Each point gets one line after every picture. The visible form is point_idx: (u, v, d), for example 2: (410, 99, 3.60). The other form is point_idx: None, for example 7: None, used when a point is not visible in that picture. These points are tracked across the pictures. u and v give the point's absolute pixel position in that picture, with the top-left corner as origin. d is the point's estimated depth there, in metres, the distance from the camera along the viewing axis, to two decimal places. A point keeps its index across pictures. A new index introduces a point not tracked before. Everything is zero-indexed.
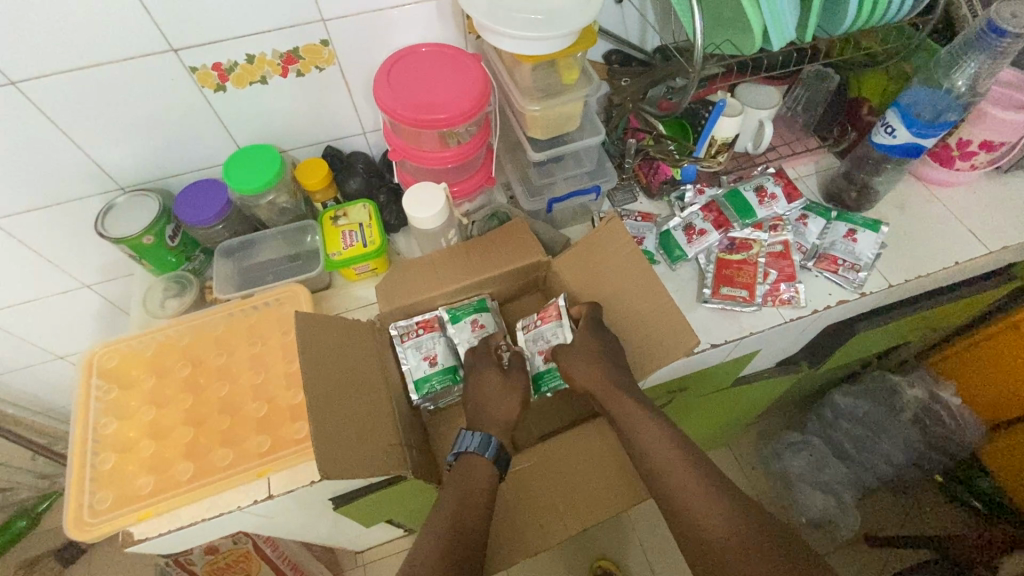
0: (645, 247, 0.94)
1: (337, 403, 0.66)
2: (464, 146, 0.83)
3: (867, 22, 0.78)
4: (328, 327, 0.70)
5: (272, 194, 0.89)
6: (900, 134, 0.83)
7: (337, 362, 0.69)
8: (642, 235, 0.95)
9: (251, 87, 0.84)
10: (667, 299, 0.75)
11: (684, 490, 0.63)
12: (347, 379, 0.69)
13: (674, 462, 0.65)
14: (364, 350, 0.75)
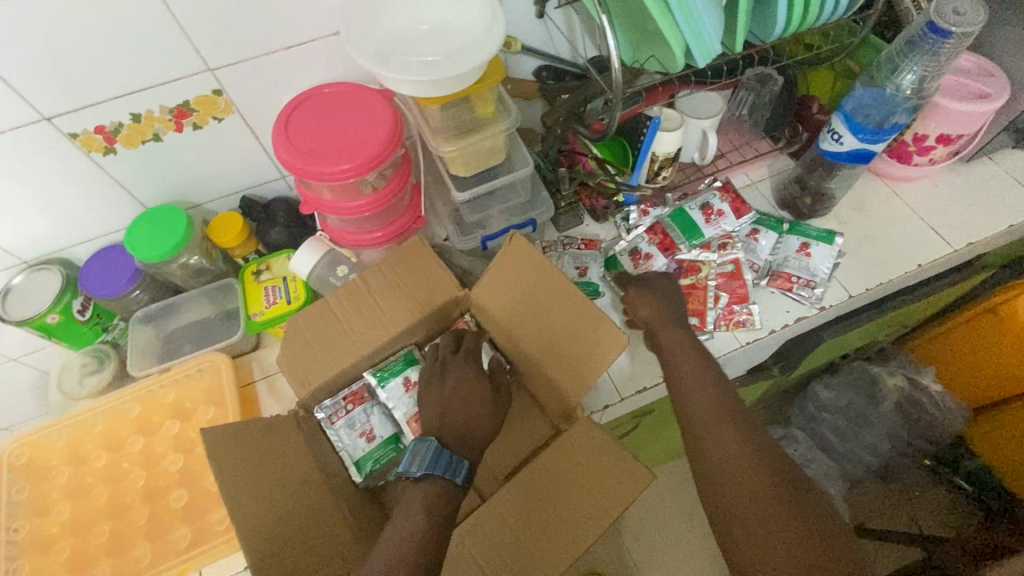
0: (591, 278, 0.88)
1: (266, 518, 0.61)
2: (380, 192, 0.78)
3: (801, 25, 0.72)
4: (249, 436, 0.63)
5: (185, 256, 0.83)
6: (846, 141, 0.77)
7: (267, 470, 0.63)
8: (586, 264, 0.89)
9: (144, 147, 0.77)
10: (603, 339, 0.70)
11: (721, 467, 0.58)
12: (276, 486, 0.62)
13: (723, 435, 0.59)
14: (292, 445, 0.66)
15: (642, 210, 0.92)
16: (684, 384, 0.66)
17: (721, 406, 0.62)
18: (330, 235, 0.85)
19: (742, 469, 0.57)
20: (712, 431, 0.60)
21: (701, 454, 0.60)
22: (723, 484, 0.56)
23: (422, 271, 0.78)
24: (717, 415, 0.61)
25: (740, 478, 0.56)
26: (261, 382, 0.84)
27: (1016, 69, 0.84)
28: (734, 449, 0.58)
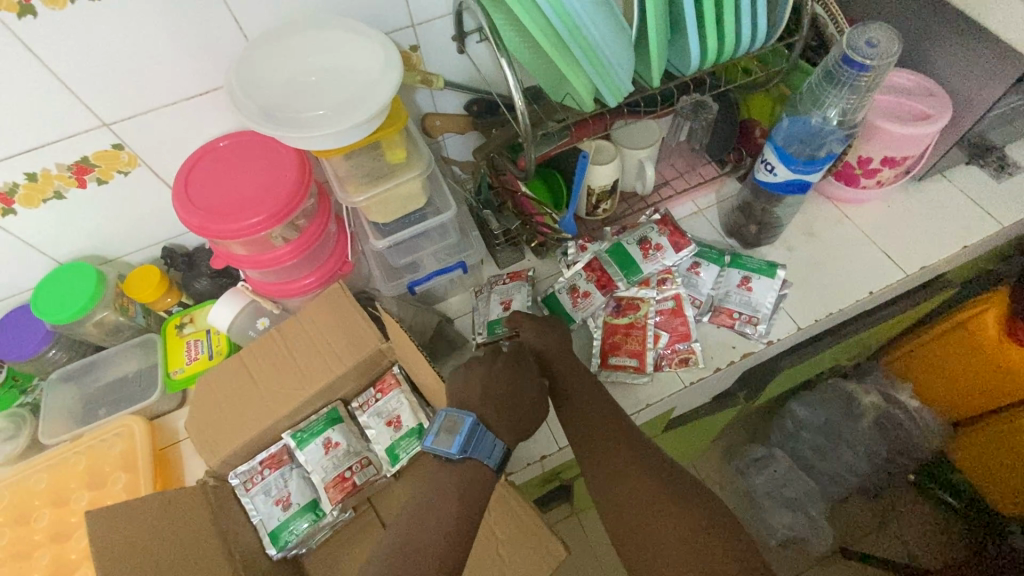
0: (515, 307, 0.82)
1: None
2: (294, 242, 0.74)
3: (721, 56, 0.69)
4: (142, 515, 0.59)
5: (100, 313, 0.80)
6: (779, 171, 0.74)
7: (162, 551, 0.58)
8: (511, 297, 0.83)
9: (46, 205, 0.74)
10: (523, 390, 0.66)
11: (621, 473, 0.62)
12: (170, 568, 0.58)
13: (614, 454, 0.64)
14: (194, 523, 0.62)
15: (580, 246, 0.87)
16: (578, 412, 0.69)
17: (608, 428, 0.66)
18: (252, 287, 0.81)
19: (633, 484, 0.61)
20: (603, 454, 0.65)
21: (603, 479, 0.64)
22: (626, 506, 0.60)
23: (342, 324, 0.73)
24: (607, 439, 0.65)
25: (632, 492, 0.61)
26: (185, 442, 0.80)
27: (958, 88, 0.81)
28: (625, 464, 0.63)
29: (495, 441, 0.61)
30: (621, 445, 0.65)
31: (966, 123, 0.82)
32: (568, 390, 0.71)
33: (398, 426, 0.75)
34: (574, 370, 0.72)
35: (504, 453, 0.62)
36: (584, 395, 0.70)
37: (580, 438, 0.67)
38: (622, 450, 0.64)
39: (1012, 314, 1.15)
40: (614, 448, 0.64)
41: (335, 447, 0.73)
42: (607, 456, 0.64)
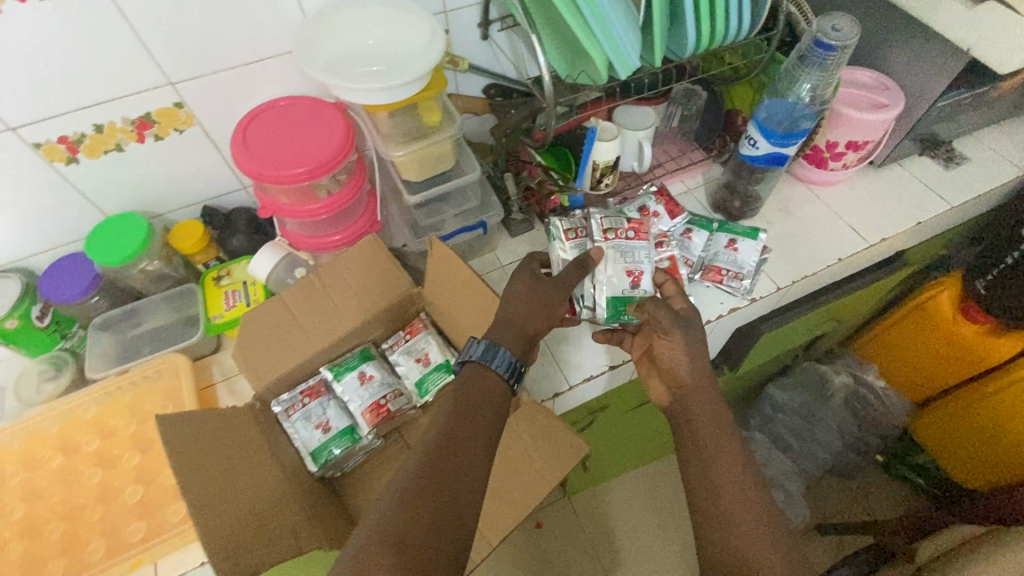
0: (643, 284, 0.82)
1: (213, 501, 0.60)
2: (336, 196, 0.83)
3: (712, 43, 0.81)
4: (201, 422, 0.64)
5: (145, 261, 0.86)
6: (761, 145, 0.85)
7: (214, 455, 0.63)
8: (640, 268, 0.82)
9: (107, 156, 0.81)
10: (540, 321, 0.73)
11: (729, 492, 0.59)
12: (227, 473, 0.63)
13: (739, 508, 0.58)
14: (243, 437, 0.69)
15: (568, 232, 0.84)
16: (703, 451, 0.63)
17: (741, 483, 0.60)
18: (288, 241, 0.89)
19: (754, 531, 0.57)
20: (727, 492, 0.59)
21: (710, 492, 0.60)
22: (731, 532, 0.57)
23: (372, 273, 0.81)
24: (729, 467, 0.61)
25: (753, 557, 0.55)
26: (222, 383, 0.85)
27: (910, 83, 0.95)
28: (749, 524, 0.57)
29: (491, 346, 0.62)
30: (750, 500, 0.59)
31: (917, 113, 0.96)
32: (693, 418, 0.66)
33: (426, 362, 0.83)
34: (704, 399, 0.66)
35: (506, 357, 0.61)
36: (712, 431, 0.64)
37: (698, 476, 0.61)
38: (750, 509, 0.58)
39: (964, 295, 1.27)
40: (744, 505, 0.58)
41: (370, 379, 0.80)
42: (729, 509, 0.58)
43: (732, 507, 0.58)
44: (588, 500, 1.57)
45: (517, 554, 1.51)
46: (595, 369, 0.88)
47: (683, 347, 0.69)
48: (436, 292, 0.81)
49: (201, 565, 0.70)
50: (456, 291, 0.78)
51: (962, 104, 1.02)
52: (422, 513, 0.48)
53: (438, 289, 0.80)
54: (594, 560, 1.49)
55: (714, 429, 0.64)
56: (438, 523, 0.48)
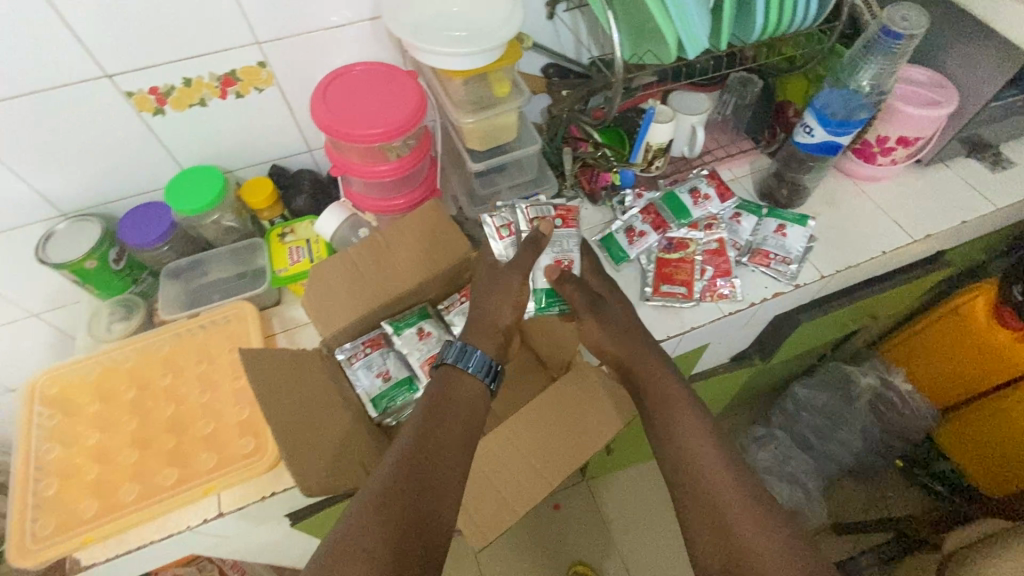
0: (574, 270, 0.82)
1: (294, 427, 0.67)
2: (403, 159, 0.86)
3: (777, 29, 0.84)
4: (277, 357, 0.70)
5: (218, 213, 0.91)
6: (817, 133, 0.88)
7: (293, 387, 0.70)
8: (569, 256, 0.83)
9: (190, 110, 0.85)
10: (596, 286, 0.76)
11: (692, 450, 0.61)
12: (304, 404, 0.70)
13: (741, 520, 0.56)
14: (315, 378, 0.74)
15: (497, 229, 0.85)
16: (691, 473, 0.60)
17: (739, 493, 0.58)
18: (353, 203, 0.93)
19: (719, 483, 0.59)
20: (690, 451, 0.61)
21: (673, 455, 0.62)
22: (700, 489, 0.59)
23: (437, 234, 0.85)
24: (686, 427, 0.63)
25: (723, 508, 0.57)
26: (281, 334, 0.90)
27: (965, 83, 0.96)
28: (755, 536, 0.55)
29: (463, 347, 0.66)
30: (751, 511, 0.56)
31: (970, 112, 0.97)
32: (678, 440, 0.63)
33: None
34: (686, 417, 0.64)
35: (480, 357, 0.66)
36: (700, 447, 0.61)
37: (693, 500, 0.58)
38: (755, 518, 0.56)
39: (1000, 301, 1.28)
40: (745, 517, 0.56)
41: (429, 335, 0.84)
42: (732, 528, 0.55)
43: (696, 464, 0.60)
44: (610, 486, 1.59)
45: (537, 532, 1.54)
46: None
47: (656, 369, 0.69)
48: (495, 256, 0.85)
49: (262, 499, 0.75)
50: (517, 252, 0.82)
51: (1015, 107, 1.03)
52: (399, 548, 0.48)
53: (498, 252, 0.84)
54: (612, 543, 1.52)
55: (702, 444, 0.61)
56: (417, 533, 0.50)
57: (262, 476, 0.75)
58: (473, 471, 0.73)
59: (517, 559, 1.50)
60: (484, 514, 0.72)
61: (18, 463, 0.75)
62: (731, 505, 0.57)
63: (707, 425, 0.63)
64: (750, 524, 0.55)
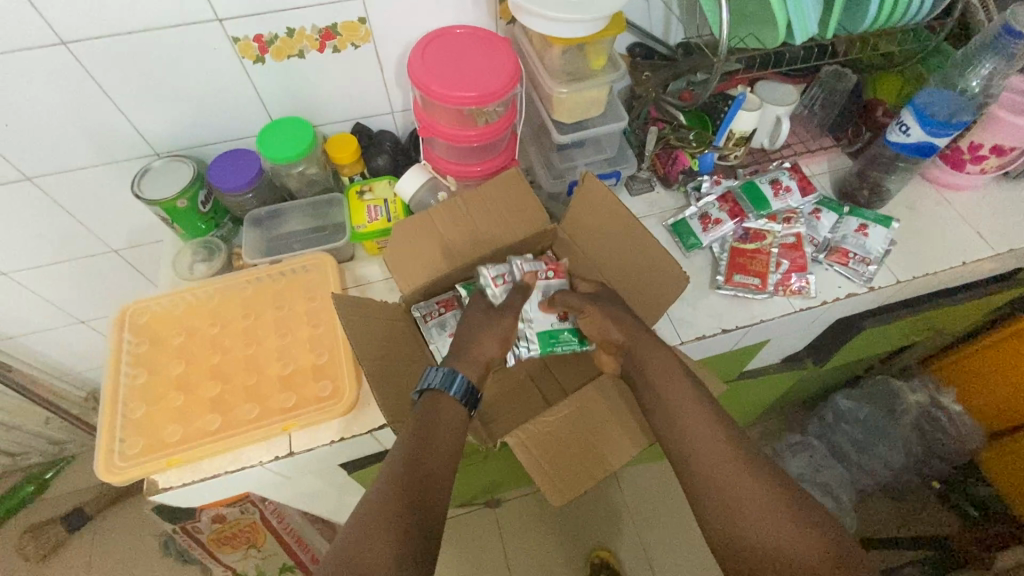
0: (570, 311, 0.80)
1: (380, 366, 0.73)
2: (491, 126, 0.86)
3: (888, 21, 0.83)
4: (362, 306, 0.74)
5: (303, 165, 0.93)
6: (914, 133, 0.88)
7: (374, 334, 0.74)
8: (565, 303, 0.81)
9: (288, 61, 0.87)
10: (677, 267, 0.75)
11: (689, 423, 0.64)
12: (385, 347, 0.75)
13: (743, 493, 0.58)
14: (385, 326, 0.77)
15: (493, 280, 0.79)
16: (694, 455, 0.62)
17: (740, 468, 0.60)
18: (432, 166, 0.93)
19: (716, 451, 0.61)
20: (686, 423, 0.64)
21: (670, 428, 0.65)
22: (697, 458, 0.61)
23: (522, 202, 0.85)
24: (683, 401, 0.65)
25: (718, 475, 0.60)
26: (354, 289, 0.93)
27: None
28: (758, 507, 0.57)
29: (450, 372, 0.67)
30: (753, 483, 0.59)
31: None
32: (677, 423, 0.64)
33: None
34: (684, 400, 0.65)
35: (464, 384, 0.67)
36: (700, 427, 0.63)
37: (693, 473, 0.61)
38: (758, 490, 0.58)
39: None
40: (747, 488, 0.58)
41: None
42: (738, 502, 0.58)
43: (692, 435, 0.63)
44: (639, 476, 1.59)
45: (562, 514, 1.54)
46: (709, 330, 0.89)
47: (652, 355, 0.70)
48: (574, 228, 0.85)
49: (330, 444, 0.78)
50: (602, 229, 0.81)
51: None
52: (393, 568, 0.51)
53: (580, 227, 0.84)
54: (636, 532, 1.51)
55: (701, 424, 0.63)
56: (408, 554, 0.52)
57: (334, 421, 0.78)
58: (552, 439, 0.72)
59: (541, 538, 1.51)
60: (563, 475, 0.72)
61: (109, 384, 0.78)
62: (726, 471, 0.60)
63: (701, 398, 0.66)
64: (744, 487, 0.58)
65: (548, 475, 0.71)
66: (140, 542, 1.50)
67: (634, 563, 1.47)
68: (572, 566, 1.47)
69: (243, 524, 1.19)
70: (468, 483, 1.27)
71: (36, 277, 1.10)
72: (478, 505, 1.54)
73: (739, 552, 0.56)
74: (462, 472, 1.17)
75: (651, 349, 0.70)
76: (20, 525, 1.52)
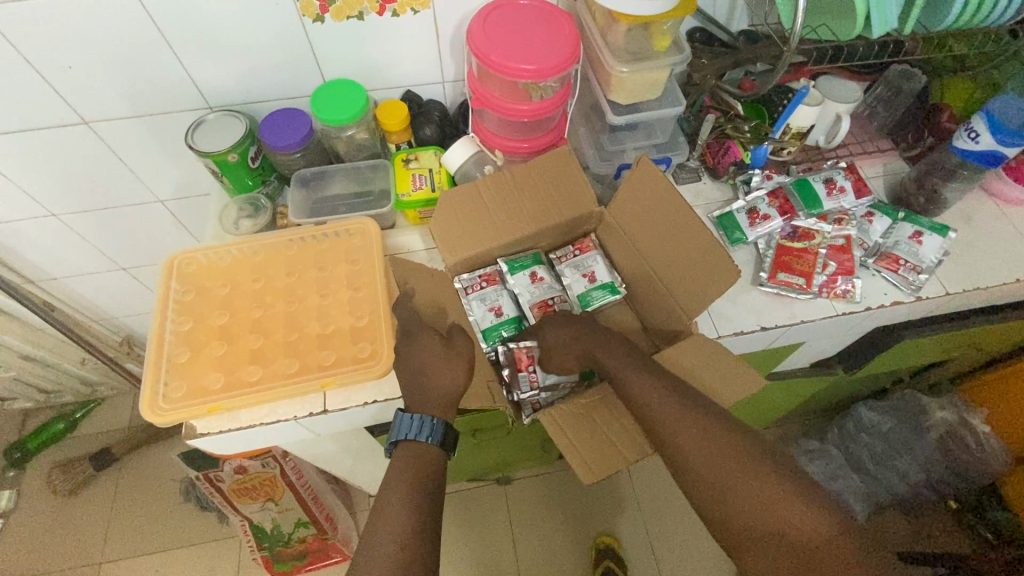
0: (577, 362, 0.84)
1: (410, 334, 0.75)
2: (545, 102, 0.85)
3: (970, 21, 0.80)
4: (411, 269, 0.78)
5: (353, 129, 0.93)
6: (983, 140, 0.85)
7: None
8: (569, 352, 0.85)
9: (348, 22, 0.87)
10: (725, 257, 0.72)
11: (656, 407, 0.65)
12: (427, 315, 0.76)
13: (722, 462, 0.61)
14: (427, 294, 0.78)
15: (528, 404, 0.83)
16: (690, 458, 0.62)
17: (732, 457, 0.61)
18: (481, 138, 0.93)
19: (690, 429, 0.63)
20: (653, 408, 0.66)
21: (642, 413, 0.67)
22: (673, 439, 0.63)
23: (572, 178, 0.84)
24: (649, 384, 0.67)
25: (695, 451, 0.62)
26: (395, 256, 0.94)
27: None
28: (767, 504, 0.58)
29: (425, 420, 0.69)
30: (770, 491, 0.59)
31: None
32: (663, 426, 0.64)
33: (593, 278, 0.89)
34: (680, 420, 0.64)
35: (440, 429, 0.69)
36: (669, 409, 0.65)
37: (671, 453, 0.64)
38: (776, 496, 0.58)
39: None
40: (754, 486, 0.59)
41: (539, 279, 0.88)
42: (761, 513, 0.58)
43: (661, 420, 0.65)
44: (650, 467, 1.58)
45: (570, 497, 1.55)
46: (747, 326, 0.88)
47: (635, 373, 0.69)
48: (620, 214, 0.85)
49: (364, 405, 0.80)
50: (653, 214, 0.80)
51: None
52: None
53: (624, 211, 0.85)
54: (643, 523, 1.51)
55: (697, 435, 0.62)
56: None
57: (369, 383, 0.79)
58: (570, 434, 0.72)
59: (547, 520, 1.53)
60: (594, 455, 0.71)
61: (156, 328, 0.80)
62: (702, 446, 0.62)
63: (664, 381, 0.68)
64: (722, 455, 0.61)
65: (577, 453, 0.71)
66: (160, 486, 1.55)
67: (639, 552, 1.47)
68: (576, 549, 1.48)
69: (263, 478, 1.20)
70: (484, 458, 1.29)
71: (84, 221, 1.13)
72: (488, 481, 1.56)
73: (764, 551, 0.57)
74: (481, 447, 1.18)
75: (625, 352, 0.72)
76: (50, 459, 1.59)
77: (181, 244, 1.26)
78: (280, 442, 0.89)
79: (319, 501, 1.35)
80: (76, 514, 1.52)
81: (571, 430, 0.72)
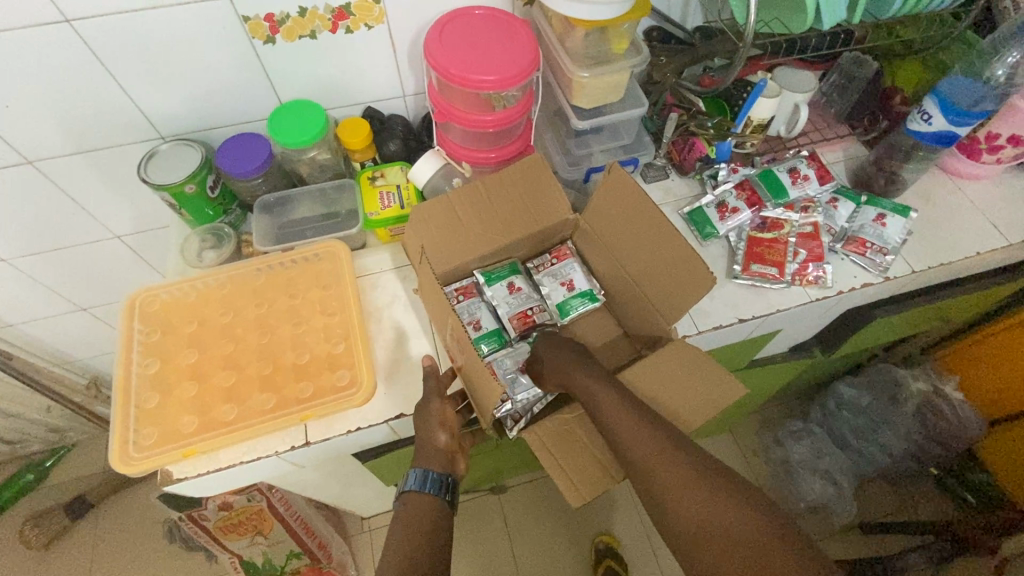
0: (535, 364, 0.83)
1: None
2: (508, 111, 0.84)
3: (914, 7, 0.82)
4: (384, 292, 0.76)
5: (314, 150, 0.91)
6: (935, 121, 0.87)
7: None
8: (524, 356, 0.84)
9: (300, 41, 0.85)
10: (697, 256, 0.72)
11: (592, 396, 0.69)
12: None
13: (648, 453, 0.63)
14: None
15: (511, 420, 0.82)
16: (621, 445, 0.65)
17: (658, 449, 0.63)
18: (447, 152, 0.91)
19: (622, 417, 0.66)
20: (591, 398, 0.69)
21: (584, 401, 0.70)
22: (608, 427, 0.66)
23: (545, 182, 0.82)
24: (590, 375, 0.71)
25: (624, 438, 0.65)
26: (367, 277, 0.92)
27: None
28: (688, 494, 0.60)
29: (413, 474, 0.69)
30: (701, 494, 0.59)
31: None
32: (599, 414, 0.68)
33: (572, 286, 0.88)
34: (622, 422, 0.65)
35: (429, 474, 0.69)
36: (605, 398, 0.68)
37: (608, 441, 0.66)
38: (706, 498, 0.59)
39: None
40: (676, 477, 0.61)
41: (517, 289, 0.87)
42: (701, 511, 0.58)
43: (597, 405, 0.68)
44: None
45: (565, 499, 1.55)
46: (725, 320, 0.88)
47: (595, 377, 0.70)
48: (596, 225, 0.85)
49: (347, 433, 0.78)
50: (627, 222, 0.80)
51: None
52: None
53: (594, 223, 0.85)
54: (639, 518, 1.52)
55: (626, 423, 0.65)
56: None
57: (350, 410, 0.77)
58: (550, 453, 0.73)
59: (544, 525, 1.52)
60: (577, 470, 0.72)
61: (121, 373, 0.77)
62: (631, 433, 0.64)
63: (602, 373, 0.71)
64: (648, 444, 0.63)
65: (563, 473, 0.71)
66: (142, 529, 1.49)
67: (637, 548, 1.48)
68: (575, 551, 1.48)
69: (249, 513, 1.16)
70: (475, 470, 1.27)
71: (36, 264, 1.07)
72: (482, 491, 1.54)
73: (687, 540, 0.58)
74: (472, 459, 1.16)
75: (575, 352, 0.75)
76: (20, 513, 1.51)
77: (144, 278, 1.21)
78: (262, 479, 0.86)
79: (310, 530, 1.31)
80: (54, 567, 1.45)
81: (553, 448, 0.73)
